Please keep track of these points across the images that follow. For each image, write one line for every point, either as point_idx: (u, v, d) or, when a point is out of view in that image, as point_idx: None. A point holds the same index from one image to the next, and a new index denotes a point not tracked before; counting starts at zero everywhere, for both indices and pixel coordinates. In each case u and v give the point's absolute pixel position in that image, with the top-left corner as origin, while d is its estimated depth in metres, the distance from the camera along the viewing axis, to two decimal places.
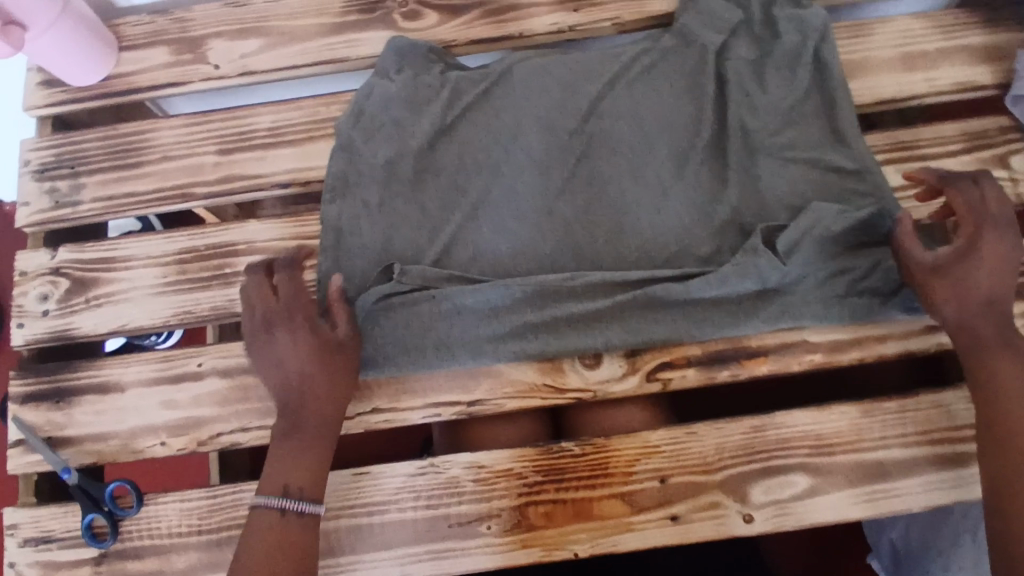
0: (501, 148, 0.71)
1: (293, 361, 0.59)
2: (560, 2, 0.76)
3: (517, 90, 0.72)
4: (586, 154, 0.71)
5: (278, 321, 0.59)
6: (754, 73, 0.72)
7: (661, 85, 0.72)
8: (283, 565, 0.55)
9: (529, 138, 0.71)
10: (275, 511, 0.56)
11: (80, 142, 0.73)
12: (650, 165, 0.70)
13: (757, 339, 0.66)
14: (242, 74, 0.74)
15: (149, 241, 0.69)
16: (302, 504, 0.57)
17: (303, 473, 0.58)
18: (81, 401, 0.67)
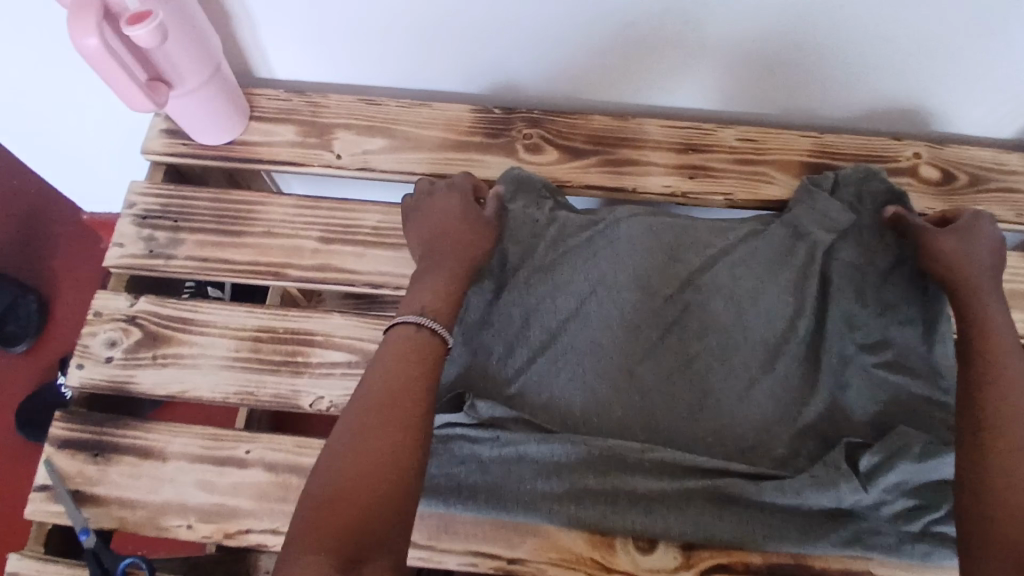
0: (591, 298, 0.70)
1: (449, 212, 0.68)
2: (678, 168, 0.77)
3: (619, 244, 0.72)
4: (677, 323, 0.70)
5: (440, 217, 0.68)
6: (863, 279, 0.69)
7: (763, 271, 0.71)
8: (414, 367, 0.57)
9: (622, 293, 0.70)
10: (414, 325, 0.60)
11: (189, 198, 0.74)
12: (739, 350, 0.68)
13: (821, 561, 0.63)
14: (359, 168, 0.75)
15: (230, 311, 0.69)
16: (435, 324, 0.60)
17: (434, 297, 0.62)
18: (120, 459, 0.65)
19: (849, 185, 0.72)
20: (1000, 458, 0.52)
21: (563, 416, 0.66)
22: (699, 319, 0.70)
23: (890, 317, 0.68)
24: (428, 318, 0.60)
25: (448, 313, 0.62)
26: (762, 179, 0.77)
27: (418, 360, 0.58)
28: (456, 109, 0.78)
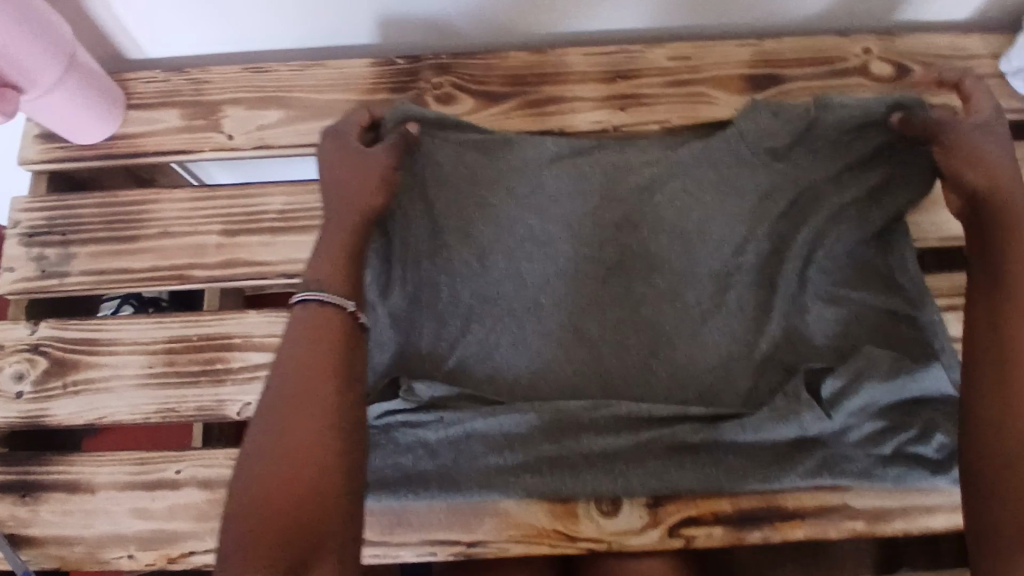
0: (525, 254, 0.64)
1: (340, 164, 0.58)
2: (605, 99, 0.70)
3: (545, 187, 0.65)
4: (621, 270, 0.65)
5: (336, 167, 0.58)
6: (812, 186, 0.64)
7: (707, 196, 0.65)
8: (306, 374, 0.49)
9: (558, 245, 0.65)
10: (306, 310, 0.51)
11: (75, 206, 0.67)
12: (690, 286, 0.64)
13: (793, 498, 0.60)
14: (256, 147, 0.68)
15: (139, 325, 0.64)
16: (325, 298, 0.51)
17: (327, 264, 0.54)
18: (47, 498, 0.61)
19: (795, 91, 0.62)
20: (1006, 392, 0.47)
21: (513, 387, 0.62)
22: (644, 262, 0.65)
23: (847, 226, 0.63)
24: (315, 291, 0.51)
25: (340, 281, 0.53)
26: (700, 100, 0.70)
27: (319, 335, 0.50)
28: (354, 66, 0.70)
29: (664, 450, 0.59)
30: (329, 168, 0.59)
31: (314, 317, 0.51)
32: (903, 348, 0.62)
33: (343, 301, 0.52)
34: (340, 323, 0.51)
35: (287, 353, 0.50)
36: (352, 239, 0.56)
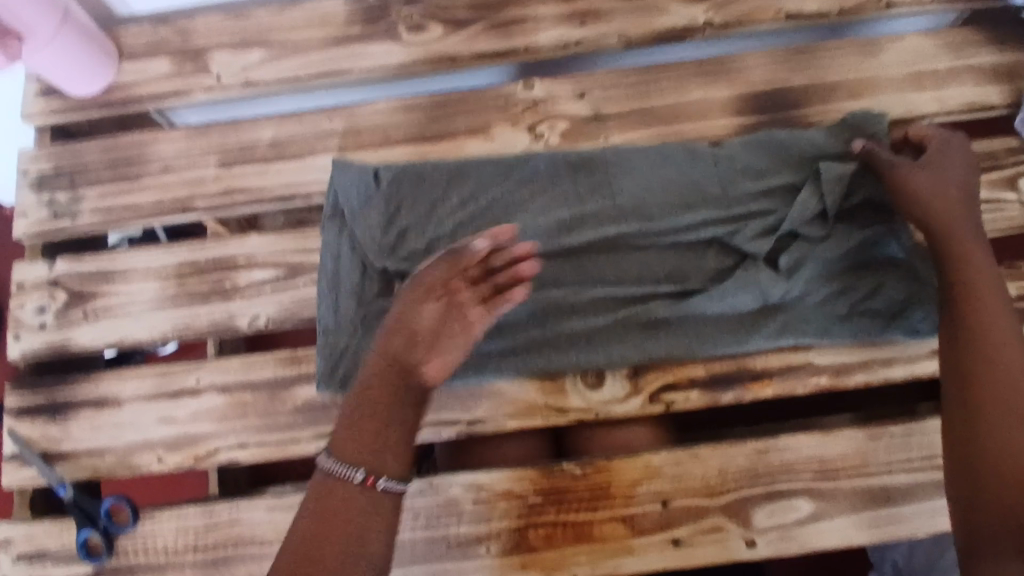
0: (505, 173, 0.68)
1: (420, 306, 0.51)
2: (566, 15, 0.74)
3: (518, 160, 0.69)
4: (588, 184, 0.67)
5: (411, 305, 0.51)
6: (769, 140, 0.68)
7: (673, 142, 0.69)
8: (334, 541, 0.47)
9: (535, 157, 0.69)
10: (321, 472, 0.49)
11: (81, 153, 0.72)
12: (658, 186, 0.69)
13: (761, 360, 0.65)
14: (243, 86, 0.74)
15: (149, 254, 0.69)
16: (338, 468, 0.49)
17: (349, 435, 0.50)
18: (77, 415, 0.66)
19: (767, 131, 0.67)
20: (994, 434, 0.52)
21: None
22: (613, 179, 0.67)
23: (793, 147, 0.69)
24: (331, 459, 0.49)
25: (360, 450, 0.50)
26: (653, 11, 0.74)
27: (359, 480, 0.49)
28: (328, 4, 0.75)
29: (640, 327, 0.64)
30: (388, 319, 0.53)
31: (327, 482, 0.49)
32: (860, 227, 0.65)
33: (352, 473, 0.49)
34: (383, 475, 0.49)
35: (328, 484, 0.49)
36: (390, 414, 0.50)
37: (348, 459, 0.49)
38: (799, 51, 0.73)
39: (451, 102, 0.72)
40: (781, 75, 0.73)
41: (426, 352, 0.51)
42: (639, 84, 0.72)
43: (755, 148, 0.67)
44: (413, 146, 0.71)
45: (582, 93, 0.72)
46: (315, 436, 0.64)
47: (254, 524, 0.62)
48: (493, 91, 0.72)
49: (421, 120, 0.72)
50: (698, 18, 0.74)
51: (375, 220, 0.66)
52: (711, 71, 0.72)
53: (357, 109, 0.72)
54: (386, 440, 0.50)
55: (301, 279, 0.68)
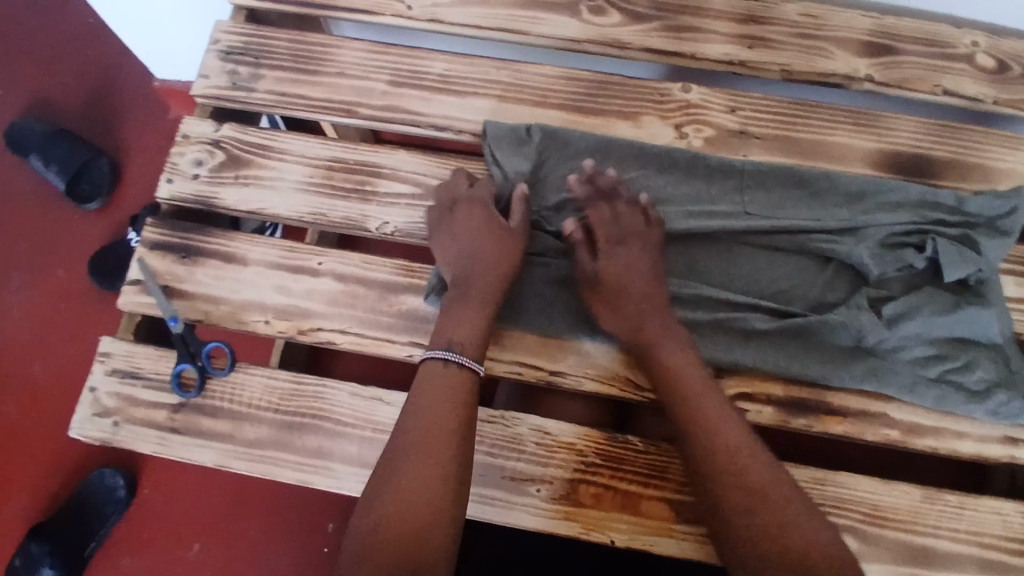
0: (646, 159, 0.72)
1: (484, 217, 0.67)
2: (737, 36, 0.78)
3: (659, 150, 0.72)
4: (719, 190, 0.71)
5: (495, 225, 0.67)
6: (897, 202, 0.70)
7: (808, 175, 0.71)
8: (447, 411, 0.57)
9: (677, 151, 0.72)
10: (440, 361, 0.60)
11: (269, 39, 0.79)
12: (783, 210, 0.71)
13: (839, 398, 0.67)
14: (429, 21, 0.79)
15: (306, 142, 0.75)
16: (464, 357, 0.60)
17: (467, 332, 0.62)
18: (206, 263, 0.72)
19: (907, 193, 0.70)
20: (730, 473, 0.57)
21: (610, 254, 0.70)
22: (743, 190, 0.71)
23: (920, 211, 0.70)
24: (455, 351, 0.60)
25: (479, 345, 0.62)
26: (819, 53, 0.78)
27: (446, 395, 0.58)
28: None
29: (734, 332, 0.67)
30: (443, 241, 0.68)
31: (448, 370, 0.60)
32: (963, 297, 0.68)
33: (471, 360, 0.61)
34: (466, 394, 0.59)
35: (422, 404, 0.58)
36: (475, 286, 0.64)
37: (457, 339, 0.61)
38: (949, 126, 0.76)
39: (612, 84, 0.76)
40: (926, 143, 0.75)
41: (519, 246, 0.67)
42: (790, 114, 0.75)
43: (881, 196, 0.71)
44: (566, 114, 0.76)
45: (734, 108, 0.75)
46: (409, 342, 0.68)
47: (335, 404, 0.67)
48: (651, 85, 0.76)
49: (579, 92, 0.76)
50: (861, 70, 0.77)
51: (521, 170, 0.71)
52: (861, 121, 0.75)
53: (525, 67, 0.77)
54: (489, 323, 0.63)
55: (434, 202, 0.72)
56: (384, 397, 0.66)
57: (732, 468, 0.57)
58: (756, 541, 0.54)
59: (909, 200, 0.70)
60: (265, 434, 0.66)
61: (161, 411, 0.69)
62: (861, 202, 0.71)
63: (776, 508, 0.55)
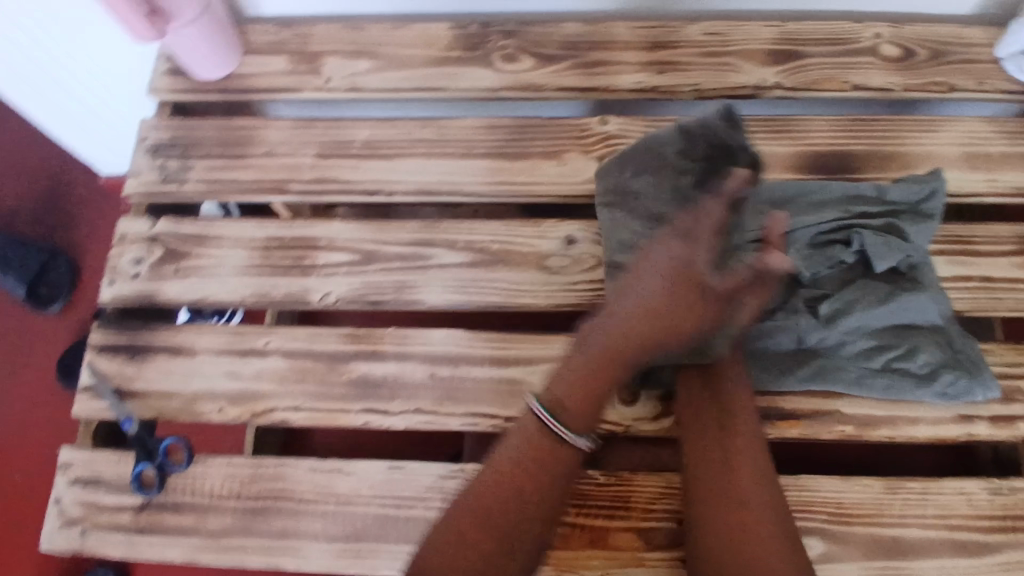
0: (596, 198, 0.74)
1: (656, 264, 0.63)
2: (646, 63, 0.80)
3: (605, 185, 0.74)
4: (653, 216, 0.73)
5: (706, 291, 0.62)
6: (825, 202, 0.72)
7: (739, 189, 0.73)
8: (554, 458, 0.60)
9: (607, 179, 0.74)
10: (536, 415, 0.61)
11: (195, 130, 0.81)
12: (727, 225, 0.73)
13: (791, 402, 0.68)
14: (348, 90, 0.81)
15: (241, 226, 0.76)
16: (555, 419, 0.60)
17: (578, 395, 0.61)
18: (157, 358, 0.73)
19: (829, 192, 0.73)
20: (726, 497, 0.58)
21: None
22: (677, 200, 0.70)
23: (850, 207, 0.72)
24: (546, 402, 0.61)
25: (590, 410, 0.61)
26: (729, 68, 0.80)
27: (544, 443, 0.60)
28: (435, 27, 0.82)
29: None
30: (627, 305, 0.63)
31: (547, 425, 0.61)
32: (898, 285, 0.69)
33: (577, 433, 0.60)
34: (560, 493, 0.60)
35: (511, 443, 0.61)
36: (628, 354, 0.62)
37: (562, 401, 0.61)
38: (862, 120, 0.78)
39: (532, 127, 0.78)
40: (842, 140, 0.77)
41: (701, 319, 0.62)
42: None
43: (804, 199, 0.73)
44: (492, 161, 0.77)
45: (652, 133, 0.77)
46: (363, 409, 0.68)
47: (296, 482, 0.67)
48: (570, 122, 0.78)
49: (501, 139, 0.78)
50: (769, 78, 0.79)
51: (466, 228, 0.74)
52: (776, 128, 0.77)
53: (446, 122, 0.79)
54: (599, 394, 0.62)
55: (373, 266, 0.73)
56: (344, 468, 0.67)
57: (731, 492, 0.58)
58: (708, 541, 0.57)
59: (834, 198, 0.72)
60: (230, 522, 0.67)
61: (126, 513, 0.69)
62: (791, 206, 0.73)
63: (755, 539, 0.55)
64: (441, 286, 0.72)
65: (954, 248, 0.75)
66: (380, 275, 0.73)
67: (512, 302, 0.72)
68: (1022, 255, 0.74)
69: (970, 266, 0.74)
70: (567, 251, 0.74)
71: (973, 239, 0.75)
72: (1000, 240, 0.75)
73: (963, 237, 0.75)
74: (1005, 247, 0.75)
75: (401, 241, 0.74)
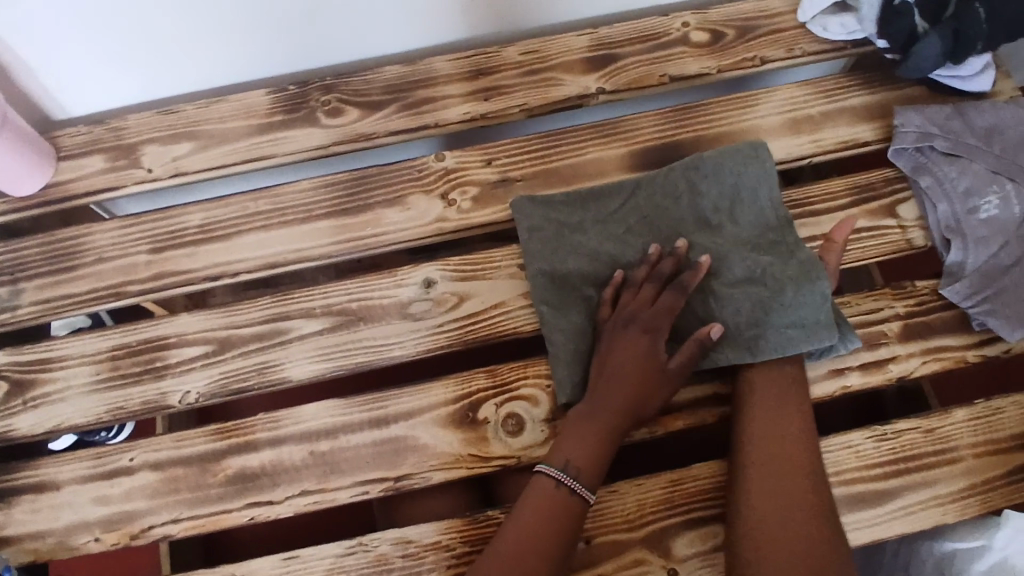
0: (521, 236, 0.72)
1: (637, 346, 0.64)
2: (471, 93, 0.81)
3: (529, 218, 0.73)
4: (563, 237, 0.72)
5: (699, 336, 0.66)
6: (732, 181, 0.72)
7: (652, 191, 0.73)
8: (620, 417, 0.63)
9: (523, 214, 0.73)
10: (551, 480, 0.62)
11: (19, 249, 0.76)
12: (647, 226, 0.72)
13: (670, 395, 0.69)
14: (174, 176, 0.78)
15: (84, 340, 0.72)
16: (575, 483, 0.61)
17: (582, 457, 0.62)
18: (17, 501, 0.67)
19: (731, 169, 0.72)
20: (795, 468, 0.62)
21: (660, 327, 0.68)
22: (574, 227, 0.72)
23: (752, 180, 0.72)
24: (567, 476, 0.61)
25: (591, 475, 0.62)
26: (550, 83, 0.81)
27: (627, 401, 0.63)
28: (252, 95, 0.80)
29: None
30: (628, 356, 0.64)
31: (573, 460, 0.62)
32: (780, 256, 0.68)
33: (584, 490, 0.61)
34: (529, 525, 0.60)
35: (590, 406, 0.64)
36: (630, 397, 0.64)
37: (573, 461, 0.62)
38: (684, 109, 0.80)
39: (369, 177, 0.77)
40: (670, 131, 0.79)
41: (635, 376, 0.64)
42: (541, 148, 0.78)
43: (693, 181, 0.72)
44: (335, 220, 0.76)
45: (490, 160, 0.77)
46: (246, 505, 0.66)
47: None
48: (407, 165, 0.77)
49: (341, 196, 0.76)
50: (591, 86, 0.81)
51: (319, 292, 0.72)
52: (606, 133, 0.79)
53: (280, 190, 0.77)
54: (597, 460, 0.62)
55: (231, 353, 0.71)
56: (237, 570, 0.64)
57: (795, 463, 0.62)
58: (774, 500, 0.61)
59: (740, 177, 0.72)
60: None
61: None
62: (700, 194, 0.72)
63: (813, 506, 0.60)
64: (304, 357, 0.70)
65: (794, 213, 0.77)
66: (240, 360, 0.70)
67: (379, 357, 0.70)
68: (858, 205, 0.78)
69: (813, 226, 0.77)
70: (427, 294, 0.72)
71: (811, 200, 0.78)
72: (836, 194, 0.78)
73: (800, 199, 0.78)
74: (842, 201, 0.78)
75: (256, 320, 0.72)
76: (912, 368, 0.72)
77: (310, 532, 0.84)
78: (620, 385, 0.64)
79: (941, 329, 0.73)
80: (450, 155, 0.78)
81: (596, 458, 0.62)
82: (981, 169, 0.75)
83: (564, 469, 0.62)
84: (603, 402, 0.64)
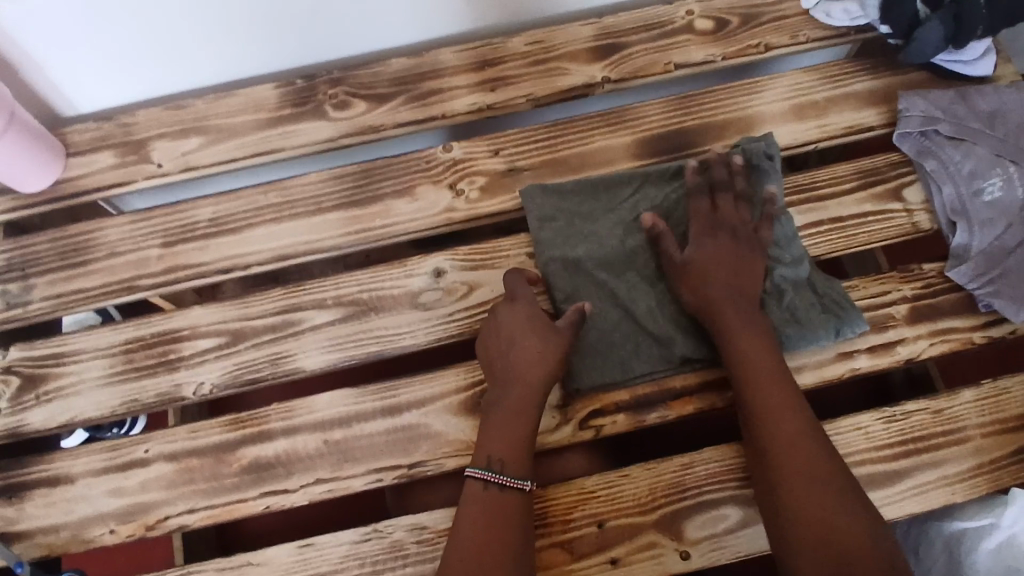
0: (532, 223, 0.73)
1: (527, 339, 0.65)
2: (477, 84, 0.81)
3: (540, 205, 0.73)
4: (573, 226, 0.73)
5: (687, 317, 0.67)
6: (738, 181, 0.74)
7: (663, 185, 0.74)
8: (524, 405, 0.63)
9: (534, 202, 0.74)
10: (482, 481, 0.61)
11: (30, 246, 0.76)
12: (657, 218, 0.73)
13: (679, 379, 0.69)
14: (183, 170, 0.79)
15: (97, 334, 0.72)
16: (502, 477, 0.61)
17: (505, 449, 0.62)
18: (33, 494, 0.68)
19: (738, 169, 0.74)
20: (793, 460, 0.59)
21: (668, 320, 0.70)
22: (586, 217, 0.73)
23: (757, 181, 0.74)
24: (496, 472, 0.61)
25: (518, 464, 0.62)
26: (556, 73, 0.82)
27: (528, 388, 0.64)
28: (260, 90, 0.81)
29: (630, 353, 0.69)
30: (524, 347, 0.65)
31: (492, 452, 0.62)
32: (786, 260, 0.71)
33: (513, 481, 0.61)
34: (515, 508, 0.60)
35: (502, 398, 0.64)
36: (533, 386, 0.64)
37: (495, 454, 0.62)
38: (689, 96, 0.80)
39: (377, 169, 0.77)
40: (676, 118, 0.80)
41: (530, 365, 0.64)
42: (547, 138, 0.78)
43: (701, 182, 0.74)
44: (344, 212, 0.76)
45: (497, 150, 0.78)
46: (261, 494, 0.66)
47: None
48: (414, 156, 0.78)
49: (349, 188, 0.77)
50: (596, 75, 0.82)
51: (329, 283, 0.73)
52: (613, 121, 0.79)
53: (289, 183, 0.77)
54: (520, 449, 0.62)
55: (243, 344, 0.71)
56: (253, 558, 0.64)
57: (791, 454, 0.60)
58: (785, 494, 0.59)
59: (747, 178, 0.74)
60: None
61: None
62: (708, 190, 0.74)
63: (813, 497, 0.57)
64: (316, 348, 0.71)
65: (800, 198, 0.77)
66: (252, 352, 0.71)
67: (390, 346, 0.71)
68: (864, 189, 0.78)
69: (820, 211, 0.77)
70: (436, 284, 0.73)
71: (817, 185, 0.78)
72: (842, 178, 0.78)
73: (805, 184, 0.78)
74: (849, 185, 0.78)
75: (267, 312, 0.72)
76: (920, 350, 0.72)
77: (323, 522, 0.85)
78: (518, 377, 0.64)
79: (949, 311, 0.74)
80: (456, 145, 0.78)
81: (518, 446, 0.62)
82: (986, 152, 0.75)
83: (488, 467, 0.61)
84: (510, 397, 0.64)
